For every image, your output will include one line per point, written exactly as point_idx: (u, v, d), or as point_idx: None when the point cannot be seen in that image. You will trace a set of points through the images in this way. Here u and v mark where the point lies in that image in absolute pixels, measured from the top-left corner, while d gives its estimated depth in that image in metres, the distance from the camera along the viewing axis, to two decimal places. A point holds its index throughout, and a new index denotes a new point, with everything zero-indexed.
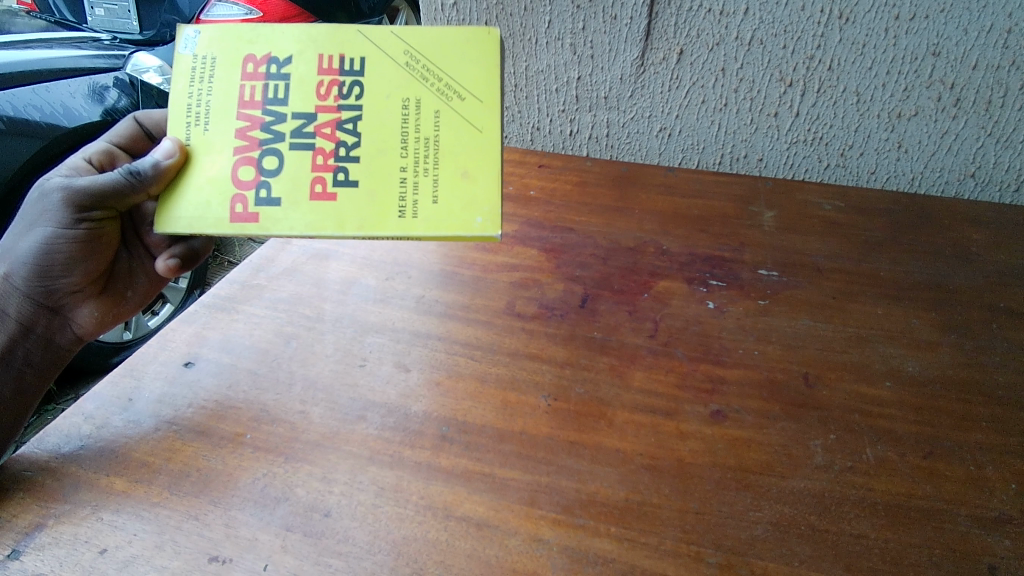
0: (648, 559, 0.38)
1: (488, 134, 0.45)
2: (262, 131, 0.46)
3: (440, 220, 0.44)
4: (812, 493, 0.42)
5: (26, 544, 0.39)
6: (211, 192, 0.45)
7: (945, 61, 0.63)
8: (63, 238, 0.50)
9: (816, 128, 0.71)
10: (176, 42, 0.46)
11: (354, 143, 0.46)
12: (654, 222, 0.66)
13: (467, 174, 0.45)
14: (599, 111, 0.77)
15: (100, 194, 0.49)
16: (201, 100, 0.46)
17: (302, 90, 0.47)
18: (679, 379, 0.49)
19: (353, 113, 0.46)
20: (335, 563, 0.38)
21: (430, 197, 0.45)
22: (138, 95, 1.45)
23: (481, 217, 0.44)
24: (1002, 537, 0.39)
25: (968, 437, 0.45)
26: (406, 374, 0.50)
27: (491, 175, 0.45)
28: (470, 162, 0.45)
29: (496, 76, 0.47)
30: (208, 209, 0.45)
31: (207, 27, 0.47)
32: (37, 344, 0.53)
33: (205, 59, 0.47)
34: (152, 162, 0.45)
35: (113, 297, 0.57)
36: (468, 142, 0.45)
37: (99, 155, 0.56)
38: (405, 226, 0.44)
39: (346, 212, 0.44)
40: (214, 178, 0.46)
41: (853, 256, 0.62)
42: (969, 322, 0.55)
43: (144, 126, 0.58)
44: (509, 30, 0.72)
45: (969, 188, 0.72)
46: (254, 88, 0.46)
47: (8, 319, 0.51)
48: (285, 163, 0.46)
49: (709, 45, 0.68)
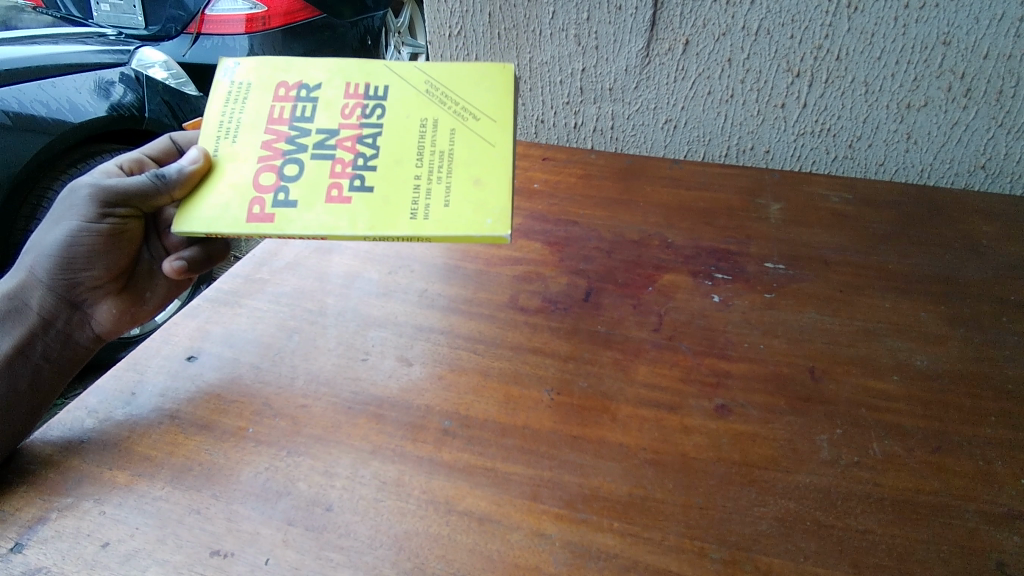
0: (651, 554, 0.38)
1: (500, 148, 0.46)
2: (287, 143, 0.48)
3: (449, 222, 0.43)
4: (818, 488, 0.41)
5: (29, 537, 0.39)
6: (232, 196, 0.46)
7: (956, 50, 0.62)
8: (87, 231, 0.50)
9: (823, 119, 0.70)
10: (217, 71, 0.50)
11: (372, 155, 0.47)
12: (658, 214, 0.65)
13: (479, 181, 0.45)
14: (604, 103, 0.76)
15: (127, 192, 0.49)
16: (233, 117, 0.49)
17: (328, 111, 0.49)
18: (683, 373, 0.49)
19: (374, 130, 0.48)
20: (336, 557, 0.38)
21: (441, 202, 0.44)
22: (143, 91, 1.48)
23: (491, 219, 0.43)
24: (1012, 533, 0.39)
25: (976, 432, 0.45)
26: (408, 367, 0.50)
27: (502, 182, 0.45)
28: (482, 171, 0.45)
29: (509, 99, 0.49)
30: (227, 210, 0.45)
31: (247, 59, 0.51)
32: (56, 338, 0.53)
33: (241, 84, 0.50)
34: (177, 168, 0.46)
35: (132, 295, 0.56)
36: (481, 155, 0.46)
37: (131, 161, 0.54)
38: (415, 227, 0.43)
39: (358, 213, 0.44)
40: (236, 183, 0.46)
41: (861, 249, 0.61)
42: (978, 315, 0.54)
43: (179, 145, 0.57)
44: (512, 21, 0.72)
45: (979, 179, 0.71)
46: (284, 108, 0.49)
47: (30, 311, 0.51)
48: (305, 170, 0.46)
49: (715, 35, 0.67)
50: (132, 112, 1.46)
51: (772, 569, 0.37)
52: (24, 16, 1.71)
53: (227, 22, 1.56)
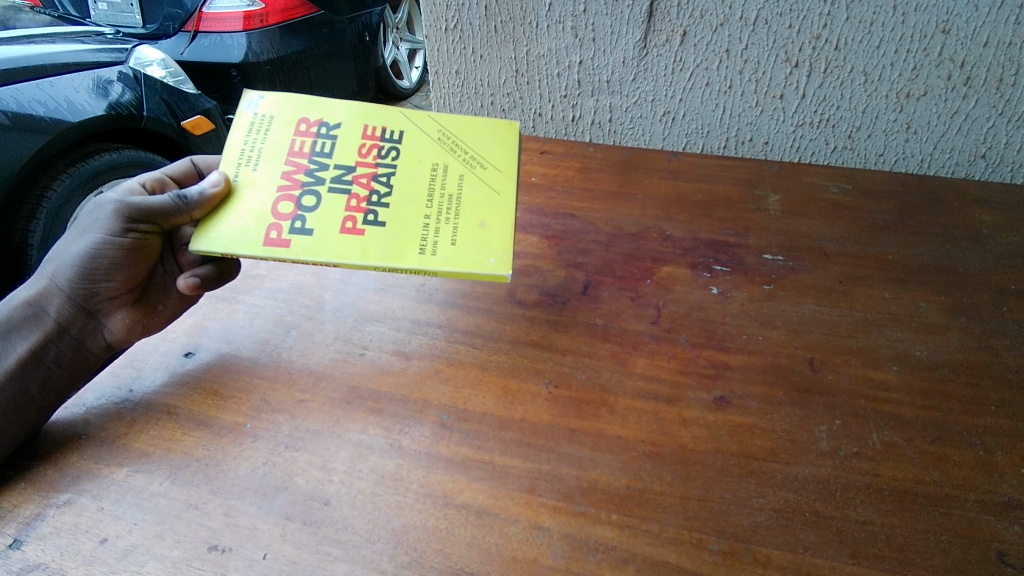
0: (649, 546, 0.37)
1: (505, 197, 0.49)
2: (306, 175, 0.49)
3: (457, 258, 0.45)
4: (817, 479, 0.41)
5: (28, 533, 0.39)
6: (250, 220, 0.47)
7: (955, 38, 0.61)
8: (110, 244, 0.49)
9: (822, 110, 0.70)
10: (241, 102, 0.52)
11: (386, 193, 0.49)
12: (657, 207, 0.65)
13: (484, 226, 0.47)
14: (601, 96, 0.76)
15: (151, 211, 0.48)
16: (254, 146, 0.51)
17: (346, 148, 0.51)
18: (682, 365, 0.49)
19: (388, 171, 0.50)
20: (334, 551, 0.37)
21: (449, 240, 0.46)
22: (142, 89, 1.48)
23: (493, 258, 0.45)
24: (1012, 522, 0.39)
25: (976, 422, 0.44)
26: (406, 361, 0.50)
27: (506, 228, 0.47)
28: (488, 216, 0.48)
29: (513, 156, 0.52)
30: (245, 233, 0.46)
31: (270, 93, 0.53)
32: (69, 345, 0.52)
33: (264, 116, 0.52)
34: (198, 190, 0.47)
35: (145, 307, 0.52)
36: (488, 202, 0.49)
37: (153, 180, 0.52)
38: (424, 262, 0.45)
39: (372, 246, 0.46)
40: (255, 209, 0.47)
41: (860, 239, 0.61)
42: (978, 304, 0.54)
43: (200, 168, 0.55)
44: (508, 14, 0.71)
45: (980, 169, 0.70)
46: (305, 143, 0.51)
47: (48, 317, 0.51)
48: (322, 202, 0.48)
49: (712, 25, 0.66)
50: (131, 111, 1.44)
51: (772, 560, 0.37)
52: (22, 17, 1.72)
53: (224, 19, 1.67)
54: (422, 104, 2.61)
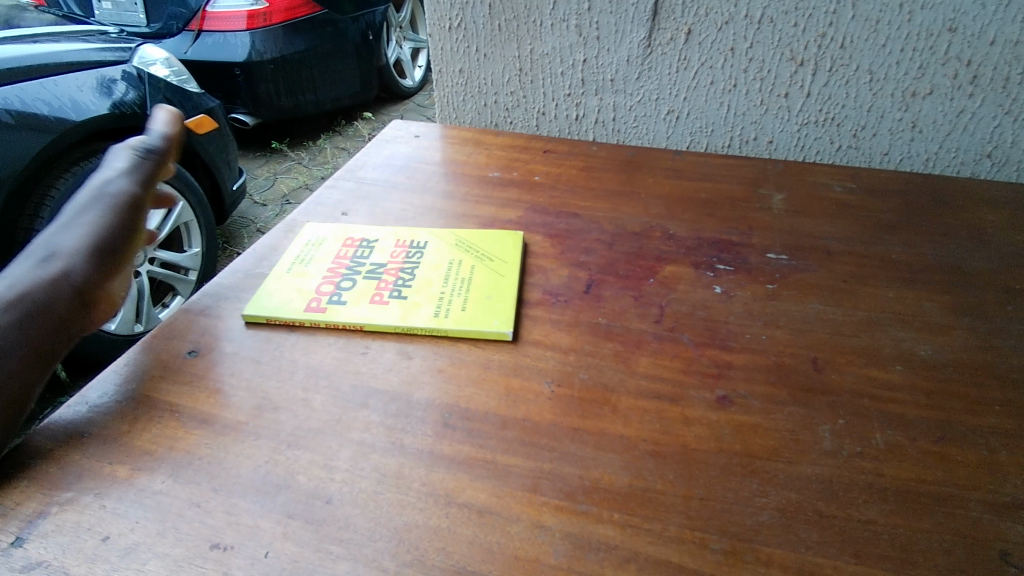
0: (651, 545, 0.37)
1: (509, 277, 0.57)
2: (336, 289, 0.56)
3: (465, 319, 0.52)
4: (821, 479, 0.41)
5: (29, 531, 0.38)
6: (296, 295, 0.56)
7: (962, 36, 0.63)
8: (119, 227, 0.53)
9: (827, 108, 0.71)
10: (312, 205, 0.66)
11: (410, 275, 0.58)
12: (660, 206, 0.66)
13: (490, 298, 0.55)
14: (606, 94, 0.77)
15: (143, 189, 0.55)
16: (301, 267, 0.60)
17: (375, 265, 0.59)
18: (685, 364, 0.49)
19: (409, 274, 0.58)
20: (336, 549, 0.37)
21: (459, 307, 0.54)
22: (145, 88, 1.50)
23: (497, 319, 0.52)
24: (1016, 522, 0.38)
25: (981, 422, 0.44)
26: (408, 360, 0.50)
27: (509, 298, 0.55)
28: (494, 290, 0.56)
29: (517, 253, 0.60)
30: (291, 304, 0.55)
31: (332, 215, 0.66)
32: (64, 340, 0.47)
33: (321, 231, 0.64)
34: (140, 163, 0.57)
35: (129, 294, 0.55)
36: (495, 279, 0.57)
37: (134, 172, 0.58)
38: (436, 324, 0.52)
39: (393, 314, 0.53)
40: (302, 289, 0.57)
41: (864, 239, 0.61)
42: (983, 304, 0.54)
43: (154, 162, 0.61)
44: (513, 13, 0.75)
45: (985, 168, 0.71)
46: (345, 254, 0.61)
47: (47, 311, 0.46)
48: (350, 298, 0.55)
49: (717, 24, 0.68)
50: (134, 111, 1.47)
51: (773, 560, 0.36)
52: (28, 16, 1.74)
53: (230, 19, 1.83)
54: (424, 105, 2.62)
